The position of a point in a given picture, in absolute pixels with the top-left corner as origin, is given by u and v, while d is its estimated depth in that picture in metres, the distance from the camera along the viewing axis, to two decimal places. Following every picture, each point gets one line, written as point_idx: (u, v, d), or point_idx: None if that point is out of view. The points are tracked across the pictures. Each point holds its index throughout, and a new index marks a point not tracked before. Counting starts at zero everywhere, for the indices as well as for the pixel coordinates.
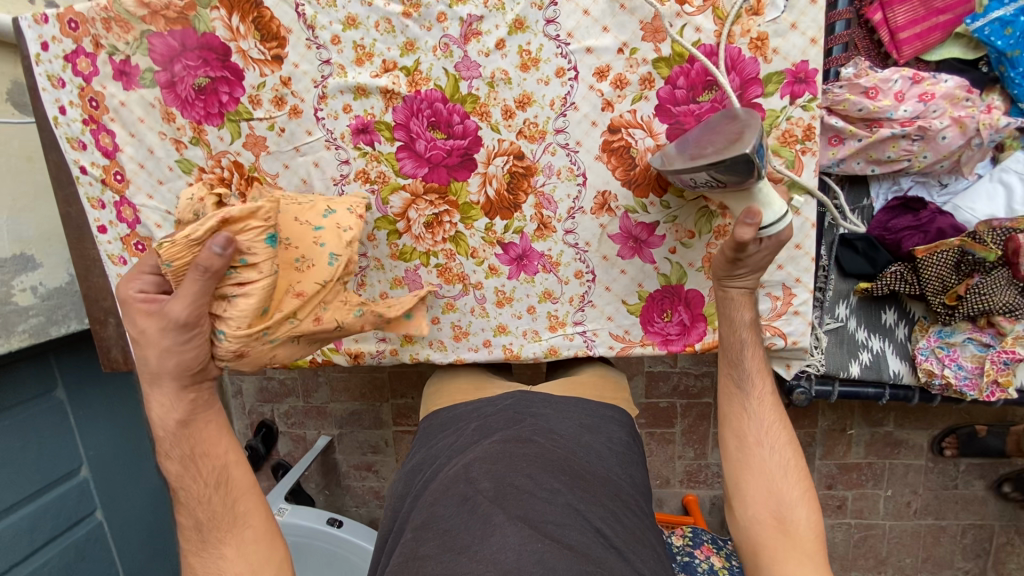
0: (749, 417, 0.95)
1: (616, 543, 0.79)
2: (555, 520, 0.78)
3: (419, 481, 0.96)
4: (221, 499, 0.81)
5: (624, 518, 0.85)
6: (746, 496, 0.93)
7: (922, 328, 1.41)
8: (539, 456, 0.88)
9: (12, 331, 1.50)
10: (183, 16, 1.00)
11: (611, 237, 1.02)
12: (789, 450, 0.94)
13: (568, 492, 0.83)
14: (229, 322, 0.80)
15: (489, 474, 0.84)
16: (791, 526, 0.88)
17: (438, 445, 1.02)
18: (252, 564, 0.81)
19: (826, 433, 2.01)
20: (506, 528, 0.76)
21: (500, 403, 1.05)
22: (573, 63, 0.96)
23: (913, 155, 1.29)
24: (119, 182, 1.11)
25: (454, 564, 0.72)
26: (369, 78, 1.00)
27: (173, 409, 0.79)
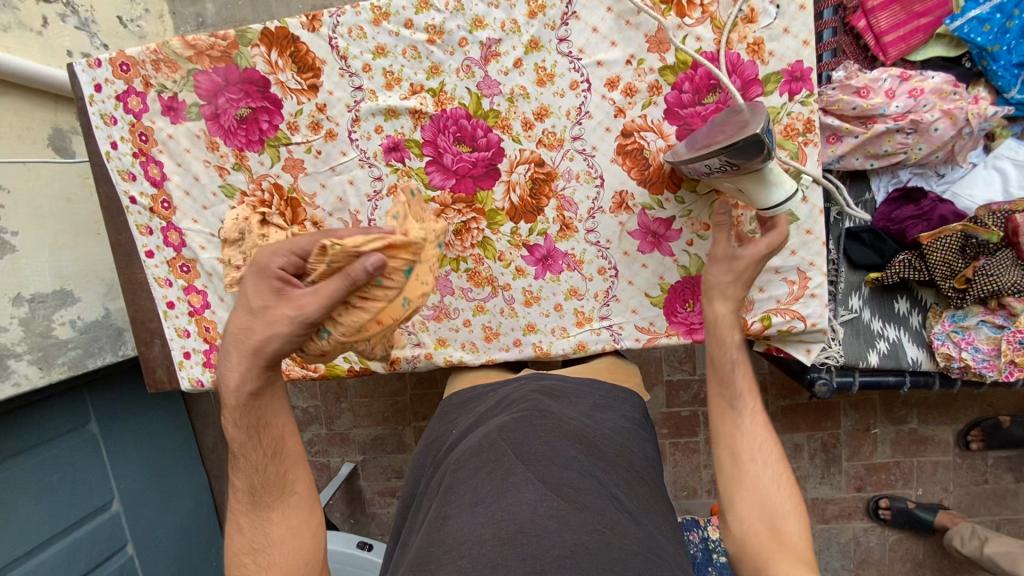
0: (743, 434, 0.94)
1: (630, 508, 0.84)
2: (573, 481, 0.84)
3: (435, 456, 1.04)
4: (273, 469, 0.84)
5: (638, 486, 0.91)
6: (740, 511, 0.89)
7: (935, 314, 1.46)
8: (554, 425, 0.94)
9: (52, 363, 1.52)
10: (227, 54, 1.10)
11: (631, 233, 1.08)
12: (782, 467, 0.92)
13: (584, 458, 0.89)
14: (338, 329, 0.80)
15: (508, 437, 0.91)
16: (785, 539, 0.84)
17: (460, 417, 1.10)
18: (295, 528, 0.85)
19: (850, 433, 2.00)
20: (523, 486, 0.82)
21: (515, 382, 1.13)
22: (585, 75, 1.04)
23: (909, 147, 1.36)
24: (166, 209, 1.19)
25: (474, 515, 0.80)
26: (398, 101, 1.09)
27: (247, 380, 0.80)
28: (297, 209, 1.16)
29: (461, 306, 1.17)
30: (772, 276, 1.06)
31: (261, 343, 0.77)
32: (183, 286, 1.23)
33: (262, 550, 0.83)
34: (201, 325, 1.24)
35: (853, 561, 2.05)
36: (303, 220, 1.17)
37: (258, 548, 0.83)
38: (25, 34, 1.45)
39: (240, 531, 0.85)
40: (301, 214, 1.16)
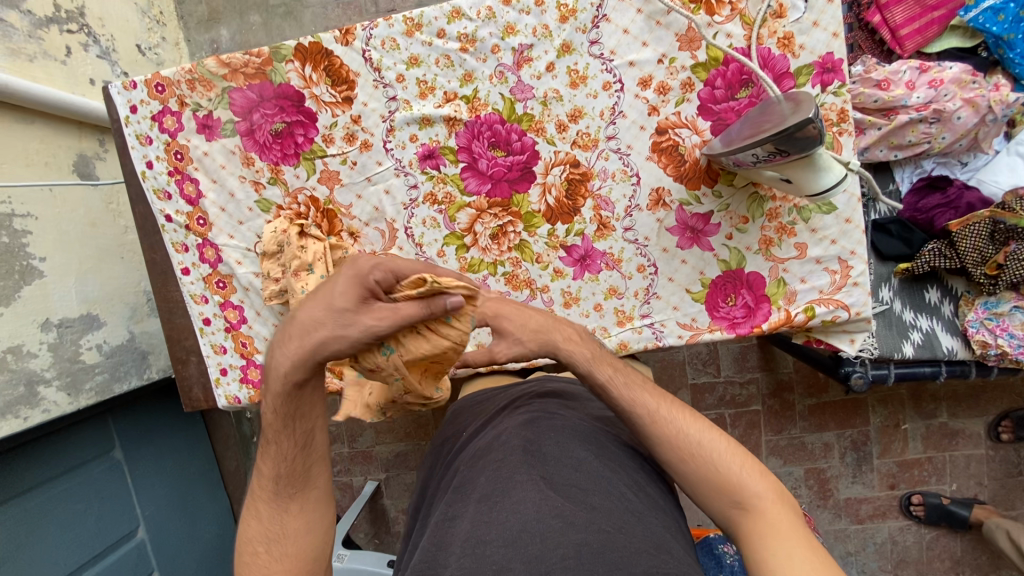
0: (657, 441, 0.88)
1: (638, 508, 0.82)
2: (580, 483, 0.82)
3: (445, 456, 1.07)
4: (297, 463, 0.87)
5: (646, 488, 0.89)
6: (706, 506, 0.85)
7: (968, 302, 1.44)
8: (564, 428, 0.94)
9: (80, 389, 1.50)
10: (261, 71, 1.12)
11: (669, 229, 1.09)
12: (711, 437, 0.88)
13: (594, 461, 0.88)
14: (402, 352, 0.81)
15: (516, 436, 0.92)
16: (756, 508, 0.81)
17: (469, 418, 1.12)
18: (310, 523, 0.89)
19: (880, 430, 1.96)
20: (529, 484, 0.81)
21: (523, 384, 1.15)
22: (618, 76, 1.06)
23: (933, 137, 1.37)
24: (202, 226, 1.20)
25: (478, 512, 0.79)
26: (432, 109, 1.10)
27: (297, 369, 0.78)
28: (333, 220, 1.17)
29: None
30: (813, 266, 1.06)
31: (324, 343, 0.76)
32: (219, 302, 1.23)
33: (277, 540, 0.87)
34: (238, 340, 1.24)
35: (891, 562, 1.99)
36: (339, 231, 1.17)
37: (275, 537, 0.87)
38: (49, 63, 1.47)
39: (257, 517, 0.89)
40: (337, 225, 1.17)
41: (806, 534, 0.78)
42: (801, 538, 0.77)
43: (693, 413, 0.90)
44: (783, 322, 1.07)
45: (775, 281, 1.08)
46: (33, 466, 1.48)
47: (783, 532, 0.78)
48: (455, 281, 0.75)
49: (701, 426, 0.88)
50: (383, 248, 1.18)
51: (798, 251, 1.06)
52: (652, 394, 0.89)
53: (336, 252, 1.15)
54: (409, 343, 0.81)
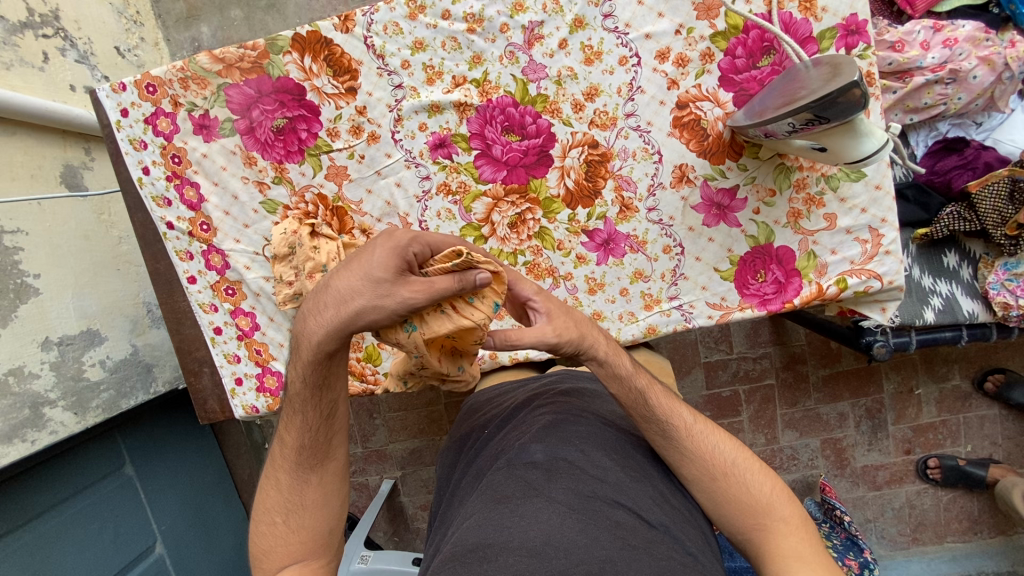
0: (688, 458, 0.85)
1: (663, 523, 0.77)
2: (608, 495, 0.78)
3: (464, 455, 1.01)
4: (318, 432, 0.85)
5: (672, 500, 0.83)
6: (730, 527, 0.83)
7: (986, 265, 1.42)
8: (591, 430, 0.88)
9: (87, 407, 1.46)
10: (258, 65, 1.07)
11: (694, 207, 1.06)
12: (743, 458, 0.86)
13: (619, 471, 0.82)
14: (424, 330, 0.77)
15: (540, 443, 0.86)
16: (781, 531, 0.80)
17: (489, 414, 1.06)
18: (327, 494, 0.88)
19: (894, 396, 1.96)
20: (550, 497, 0.77)
21: (545, 377, 1.10)
22: (634, 50, 1.02)
23: (949, 98, 1.35)
24: (206, 232, 1.14)
25: (496, 514, 0.75)
26: (441, 95, 1.06)
27: (328, 340, 0.75)
28: (344, 218, 1.12)
29: None
30: (843, 237, 1.03)
31: (359, 308, 0.72)
32: (229, 310, 1.18)
33: (295, 510, 0.86)
34: (252, 348, 1.19)
35: (910, 526, 1.99)
36: (350, 228, 1.13)
37: (294, 507, 0.86)
38: (27, 70, 1.39)
39: (277, 486, 0.87)
40: (348, 222, 1.12)
41: (828, 560, 0.77)
42: (823, 564, 0.76)
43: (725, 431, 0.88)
44: (814, 296, 1.04)
45: (805, 254, 1.05)
46: (41, 491, 1.43)
47: (805, 558, 0.76)
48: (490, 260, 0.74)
49: (731, 442, 0.87)
50: None
51: (828, 222, 1.03)
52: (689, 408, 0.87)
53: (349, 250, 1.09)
54: (432, 320, 0.77)
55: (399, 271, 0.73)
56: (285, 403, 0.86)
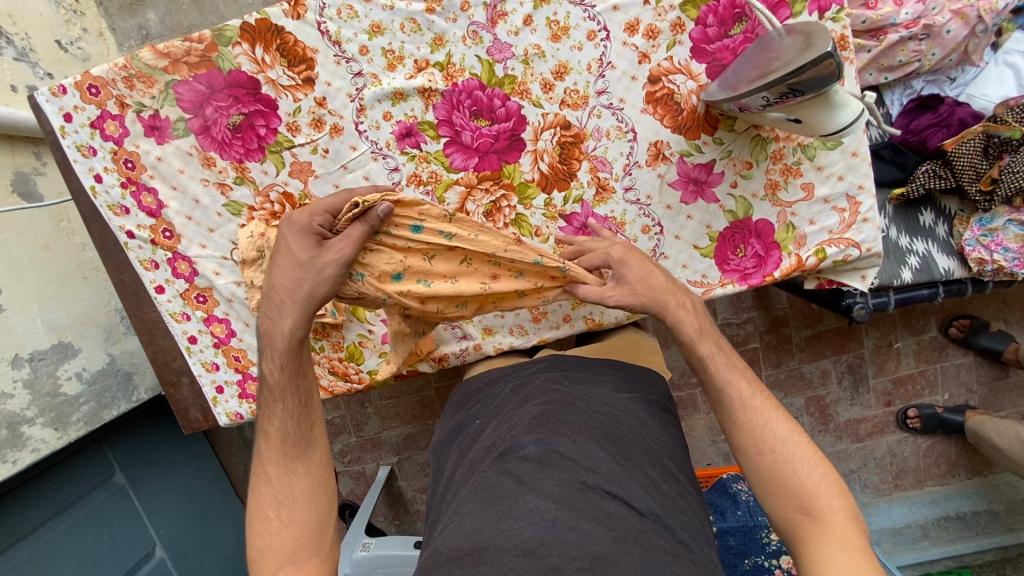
0: (740, 427, 0.87)
1: (654, 511, 0.78)
2: (601, 485, 0.78)
3: (456, 448, 1.00)
4: (301, 418, 0.88)
5: (663, 488, 0.83)
6: (771, 504, 0.84)
7: (962, 221, 1.43)
8: (581, 419, 0.88)
9: (67, 422, 1.44)
10: (206, 58, 1.00)
11: (672, 184, 1.04)
12: (796, 440, 0.86)
13: (611, 460, 0.82)
14: (371, 272, 0.90)
15: (531, 435, 0.85)
16: (822, 517, 0.79)
17: (477, 407, 1.05)
18: (314, 486, 0.87)
19: (874, 351, 2.00)
20: (541, 494, 0.76)
21: (536, 365, 1.07)
22: (602, 24, 0.97)
23: (923, 55, 1.33)
24: (169, 239, 1.10)
25: (490, 514, 0.75)
26: (404, 82, 1.01)
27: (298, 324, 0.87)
28: None
29: None
30: (821, 206, 1.03)
31: (312, 288, 0.86)
32: (203, 318, 1.14)
33: (286, 504, 0.85)
34: (230, 355, 1.16)
35: (891, 473, 2.06)
36: None
37: (283, 500, 0.85)
38: None
39: (266, 482, 0.86)
40: None
41: (871, 559, 0.74)
42: (863, 555, 0.75)
43: (782, 410, 0.88)
44: (795, 268, 1.04)
45: (784, 226, 1.04)
46: (30, 508, 1.43)
47: (845, 546, 0.76)
48: (376, 195, 0.82)
49: (793, 424, 0.87)
50: None
51: (806, 191, 1.02)
52: (750, 382, 0.89)
53: None
54: (375, 260, 0.89)
55: (317, 243, 0.87)
56: (261, 401, 0.89)
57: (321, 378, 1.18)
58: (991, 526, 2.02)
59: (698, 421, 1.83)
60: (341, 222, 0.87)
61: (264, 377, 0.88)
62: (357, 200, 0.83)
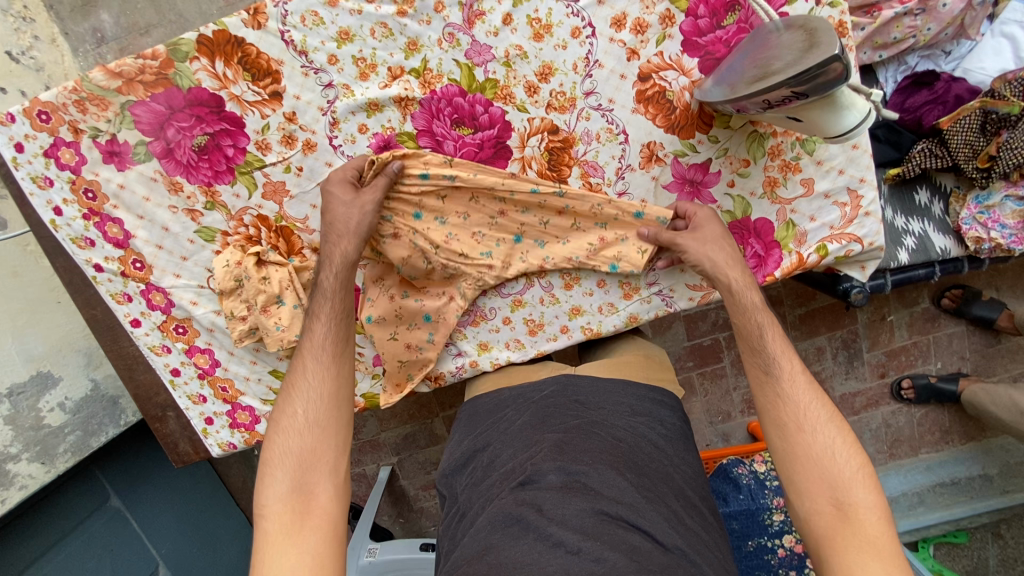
0: (786, 403, 0.84)
1: (680, 546, 0.75)
2: (624, 516, 0.76)
3: (469, 475, 0.95)
4: (343, 332, 0.90)
5: (687, 520, 0.81)
6: (801, 489, 0.80)
7: (958, 199, 1.41)
8: (602, 448, 0.86)
9: (54, 454, 1.39)
10: (163, 76, 0.93)
11: (666, 187, 0.99)
12: (837, 426, 0.82)
13: (634, 491, 0.80)
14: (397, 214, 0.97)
15: (556, 466, 0.82)
16: (854, 513, 0.76)
17: (488, 432, 0.99)
18: (345, 397, 0.86)
19: (867, 324, 1.93)
20: (565, 529, 0.74)
21: (546, 388, 1.02)
22: (587, 19, 0.91)
23: (919, 30, 1.28)
24: (140, 270, 1.03)
25: (517, 542, 0.73)
26: (379, 91, 0.94)
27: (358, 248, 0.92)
28: (291, 239, 1.02)
29: (497, 305, 1.08)
30: (821, 202, 0.99)
31: (359, 222, 0.91)
32: (184, 349, 1.09)
33: (314, 402, 0.84)
34: (216, 386, 1.12)
35: (887, 443, 2.00)
36: (300, 249, 1.03)
37: (315, 396, 0.84)
38: None
39: (302, 373, 0.86)
40: (297, 242, 1.02)
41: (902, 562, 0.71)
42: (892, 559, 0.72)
43: (830, 401, 0.84)
44: (796, 267, 1.00)
45: (783, 224, 1.01)
46: (26, 541, 1.42)
47: (877, 547, 0.72)
48: (384, 153, 0.92)
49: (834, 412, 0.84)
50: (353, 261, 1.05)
51: (805, 187, 0.98)
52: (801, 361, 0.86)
53: (303, 275, 1.03)
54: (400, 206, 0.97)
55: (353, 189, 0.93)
56: (311, 297, 0.91)
57: None
58: (985, 489, 2.00)
59: (695, 403, 1.81)
60: (368, 176, 0.93)
61: (318, 281, 0.92)
62: (374, 158, 0.92)
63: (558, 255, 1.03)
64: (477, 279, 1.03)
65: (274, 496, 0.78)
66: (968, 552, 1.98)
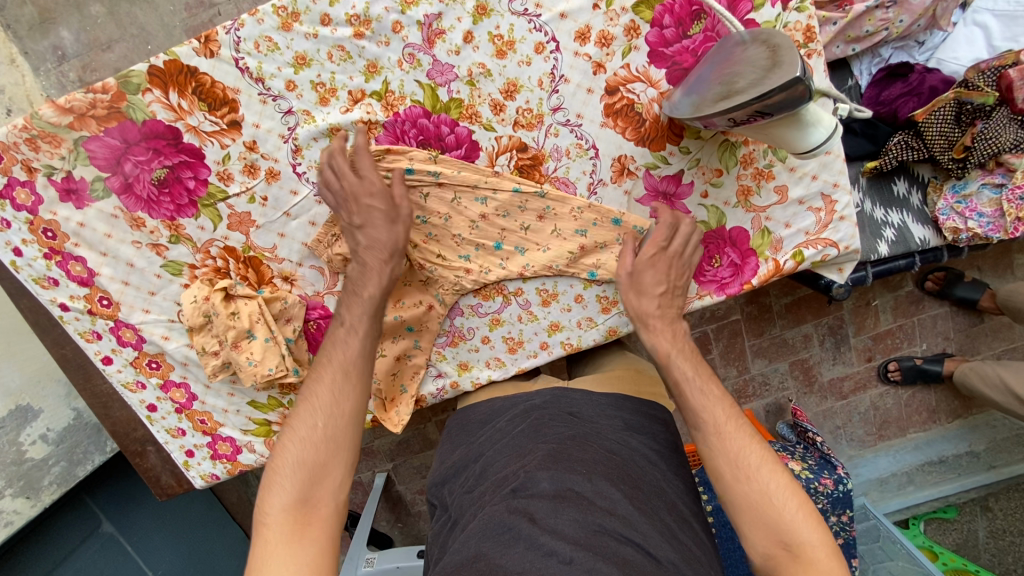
0: (717, 454, 0.80)
1: (673, 559, 0.74)
2: (618, 529, 0.75)
3: (462, 482, 0.93)
4: (375, 347, 0.88)
5: (680, 535, 0.80)
6: (749, 538, 0.76)
7: (935, 188, 1.40)
8: (597, 458, 0.85)
9: (38, 487, 1.35)
10: (115, 109, 0.89)
11: (640, 200, 0.98)
12: (772, 467, 0.78)
13: (628, 503, 0.79)
14: None
15: (549, 473, 0.81)
16: (804, 554, 0.72)
17: (481, 443, 0.97)
18: (365, 409, 0.84)
19: (852, 310, 1.83)
20: (559, 541, 0.71)
21: (538, 398, 1.01)
22: (550, 34, 0.89)
23: (890, 22, 1.27)
24: (107, 307, 1.01)
25: (507, 550, 0.71)
26: (340, 116, 0.92)
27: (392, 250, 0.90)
28: (260, 268, 1.00)
29: (475, 324, 1.07)
30: (796, 208, 0.98)
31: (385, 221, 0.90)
32: (159, 384, 1.07)
33: (333, 408, 0.80)
34: (194, 419, 1.10)
35: (875, 425, 1.92)
36: (270, 278, 1.01)
37: (334, 402, 0.81)
38: None
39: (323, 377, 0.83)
40: (266, 272, 1.00)
41: None
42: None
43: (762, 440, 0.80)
44: (772, 274, 1.00)
45: (759, 232, 1.00)
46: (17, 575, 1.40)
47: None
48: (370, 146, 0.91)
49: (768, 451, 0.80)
50: (327, 287, 1.03)
51: (779, 194, 0.98)
52: (726, 407, 0.82)
53: (273, 305, 1.00)
54: None
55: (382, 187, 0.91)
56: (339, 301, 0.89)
57: None
58: (973, 466, 1.96)
59: None
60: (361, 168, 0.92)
61: (351, 285, 0.90)
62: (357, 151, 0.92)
63: (538, 263, 1.01)
64: (454, 283, 1.01)
65: (277, 505, 0.73)
66: (956, 526, 1.94)
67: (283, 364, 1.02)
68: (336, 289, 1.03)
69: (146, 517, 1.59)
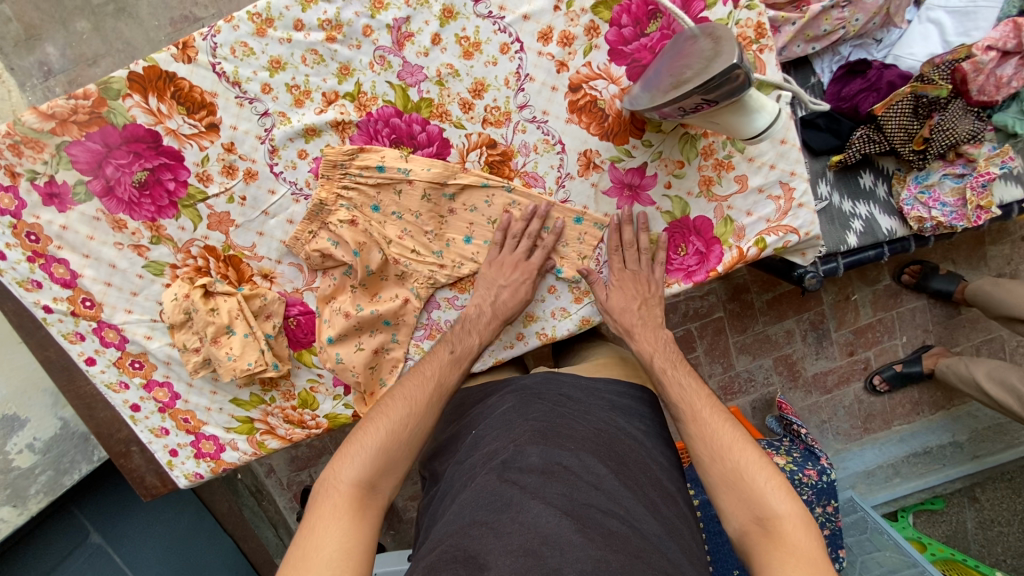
0: (694, 439, 0.90)
1: (656, 532, 0.78)
2: (601, 503, 0.78)
3: (455, 455, 0.95)
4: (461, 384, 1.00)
5: (662, 509, 0.83)
6: (725, 511, 0.84)
7: (900, 180, 1.42)
8: (586, 435, 0.87)
9: (25, 496, 1.35)
10: (96, 114, 0.93)
11: (606, 192, 1.02)
12: (742, 445, 0.87)
13: (613, 478, 0.82)
14: (354, 205, 0.99)
15: (539, 448, 0.83)
16: (772, 525, 0.79)
17: (474, 419, 0.99)
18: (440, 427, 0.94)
19: (833, 305, 1.86)
20: (538, 507, 0.74)
21: (531, 379, 1.03)
22: (514, 35, 0.94)
23: (847, 22, 1.33)
24: (90, 308, 1.03)
25: (498, 525, 0.73)
26: (315, 117, 0.95)
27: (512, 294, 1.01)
28: (240, 267, 1.03)
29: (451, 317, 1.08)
30: (756, 196, 1.02)
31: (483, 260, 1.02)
32: (142, 384, 1.09)
33: (420, 414, 0.92)
34: (178, 418, 1.12)
35: (860, 418, 1.94)
36: (249, 276, 1.04)
37: (424, 410, 0.92)
38: None
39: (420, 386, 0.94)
40: (246, 270, 1.03)
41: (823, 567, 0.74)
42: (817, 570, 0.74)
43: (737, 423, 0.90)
44: (737, 260, 1.03)
45: (722, 220, 1.03)
46: None
47: (794, 552, 0.76)
48: (337, 149, 0.96)
49: (743, 435, 0.89)
50: (305, 283, 1.05)
51: (739, 184, 1.02)
52: (701, 398, 0.93)
53: (253, 302, 1.03)
54: (359, 196, 0.98)
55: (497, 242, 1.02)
56: (452, 327, 1.01)
57: (277, 428, 1.14)
58: (957, 457, 1.97)
59: None
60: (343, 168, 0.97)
61: (462, 324, 1.01)
62: (325, 152, 0.96)
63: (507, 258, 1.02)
64: (428, 277, 1.03)
65: (348, 477, 0.83)
66: (945, 517, 1.97)
67: (263, 359, 1.03)
68: (315, 286, 1.06)
69: (134, 527, 1.58)
